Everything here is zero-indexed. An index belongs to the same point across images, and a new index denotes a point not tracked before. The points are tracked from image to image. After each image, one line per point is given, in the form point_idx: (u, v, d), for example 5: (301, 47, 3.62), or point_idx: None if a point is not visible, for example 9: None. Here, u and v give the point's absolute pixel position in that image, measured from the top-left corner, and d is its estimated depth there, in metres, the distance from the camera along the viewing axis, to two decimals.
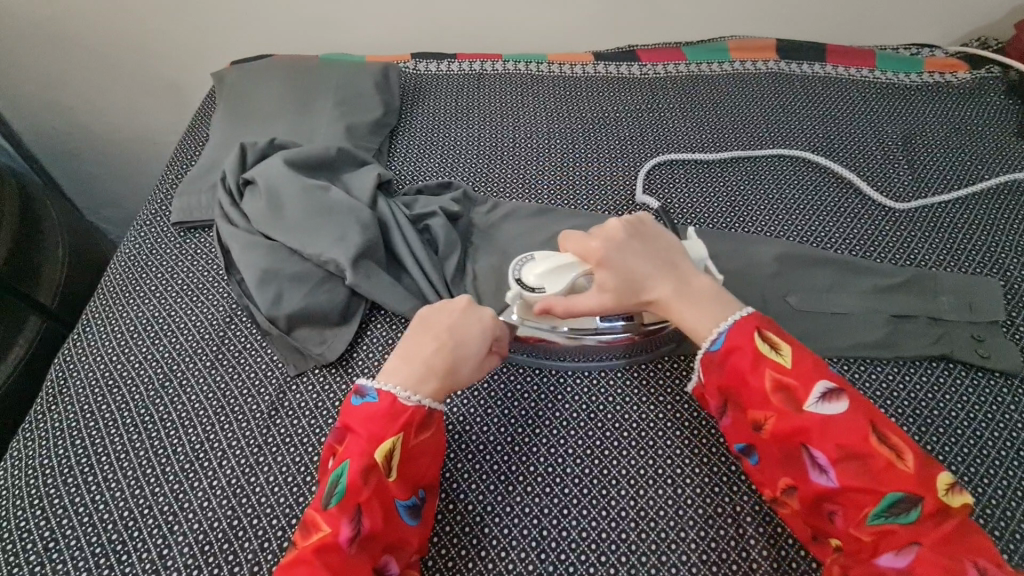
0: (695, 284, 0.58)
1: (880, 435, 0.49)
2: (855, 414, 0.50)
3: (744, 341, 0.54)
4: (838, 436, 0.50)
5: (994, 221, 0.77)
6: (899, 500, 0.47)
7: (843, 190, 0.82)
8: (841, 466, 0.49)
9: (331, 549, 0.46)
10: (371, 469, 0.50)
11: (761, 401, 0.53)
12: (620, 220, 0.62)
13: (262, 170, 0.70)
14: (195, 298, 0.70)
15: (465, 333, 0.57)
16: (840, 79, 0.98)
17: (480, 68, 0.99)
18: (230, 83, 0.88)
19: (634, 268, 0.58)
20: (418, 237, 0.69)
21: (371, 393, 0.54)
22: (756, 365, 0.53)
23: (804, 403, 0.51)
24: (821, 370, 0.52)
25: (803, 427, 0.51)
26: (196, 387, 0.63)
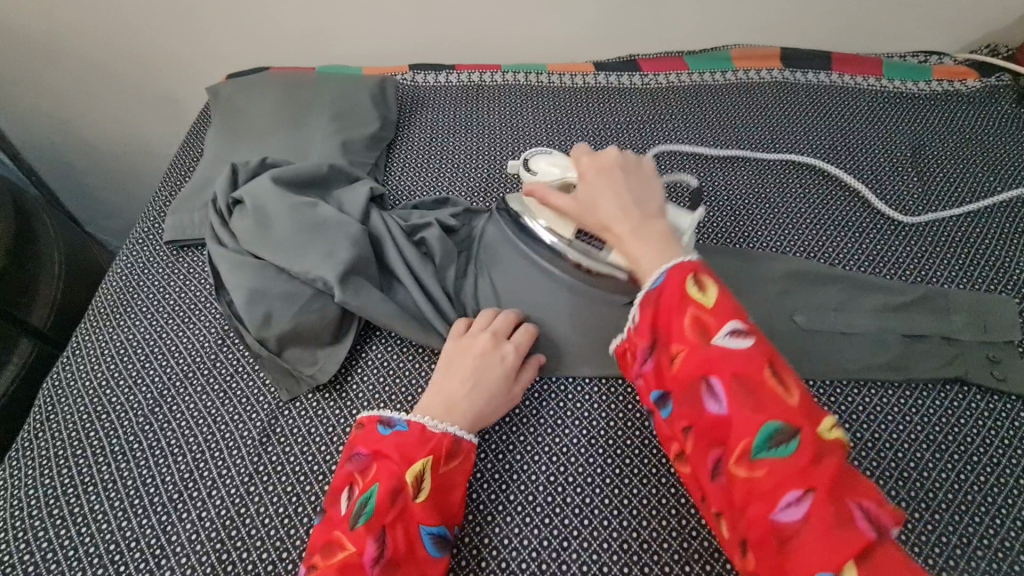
0: (654, 225, 0.55)
1: (776, 374, 0.45)
2: (759, 352, 0.46)
3: (678, 278, 0.49)
4: (739, 369, 0.45)
5: (1007, 236, 0.75)
6: (784, 434, 0.42)
7: (850, 203, 0.80)
8: (735, 400, 0.44)
9: (355, 570, 0.45)
10: (401, 491, 0.49)
11: (674, 333, 0.48)
12: (623, 153, 0.63)
13: (251, 188, 0.68)
14: (186, 319, 0.68)
15: (490, 374, 0.58)
16: (846, 88, 0.96)
17: (479, 79, 0.98)
18: (224, 97, 0.87)
19: (603, 191, 0.59)
20: (413, 253, 0.67)
21: (404, 420, 0.54)
22: (681, 299, 0.48)
23: (713, 337, 0.46)
24: (739, 311, 0.48)
25: (706, 361, 0.45)
26: (186, 413, 0.61)
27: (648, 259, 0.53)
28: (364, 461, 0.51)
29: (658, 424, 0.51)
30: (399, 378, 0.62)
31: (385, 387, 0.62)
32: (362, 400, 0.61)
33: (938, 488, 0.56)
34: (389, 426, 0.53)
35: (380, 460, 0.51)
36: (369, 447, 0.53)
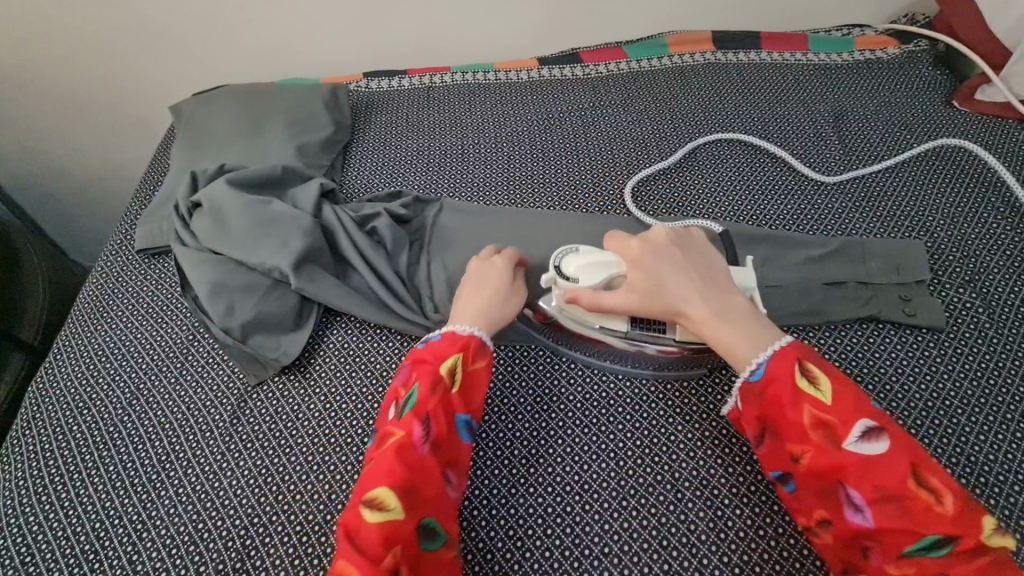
0: (735, 304, 0.56)
1: (921, 477, 0.46)
2: (895, 452, 0.47)
3: (786, 374, 0.51)
4: (875, 475, 0.47)
5: (923, 186, 0.80)
6: (937, 540, 0.44)
7: (777, 168, 0.86)
8: (879, 507, 0.46)
9: (408, 449, 0.51)
10: (439, 384, 0.55)
11: (796, 435, 0.50)
12: (667, 230, 0.61)
13: (209, 192, 0.73)
14: (159, 319, 0.73)
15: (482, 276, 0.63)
16: (775, 65, 1.02)
17: (430, 81, 1.04)
18: (187, 113, 0.92)
19: (670, 275, 0.57)
20: (364, 239, 0.72)
21: (434, 333, 0.59)
22: (795, 397, 0.50)
23: (843, 441, 0.48)
24: (862, 404, 0.49)
25: (837, 464, 0.48)
26: (162, 402, 0.66)
27: (741, 348, 0.53)
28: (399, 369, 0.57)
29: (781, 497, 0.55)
30: (358, 356, 0.68)
31: (345, 366, 0.67)
32: (325, 379, 0.66)
33: None
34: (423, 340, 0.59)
35: (416, 363, 0.57)
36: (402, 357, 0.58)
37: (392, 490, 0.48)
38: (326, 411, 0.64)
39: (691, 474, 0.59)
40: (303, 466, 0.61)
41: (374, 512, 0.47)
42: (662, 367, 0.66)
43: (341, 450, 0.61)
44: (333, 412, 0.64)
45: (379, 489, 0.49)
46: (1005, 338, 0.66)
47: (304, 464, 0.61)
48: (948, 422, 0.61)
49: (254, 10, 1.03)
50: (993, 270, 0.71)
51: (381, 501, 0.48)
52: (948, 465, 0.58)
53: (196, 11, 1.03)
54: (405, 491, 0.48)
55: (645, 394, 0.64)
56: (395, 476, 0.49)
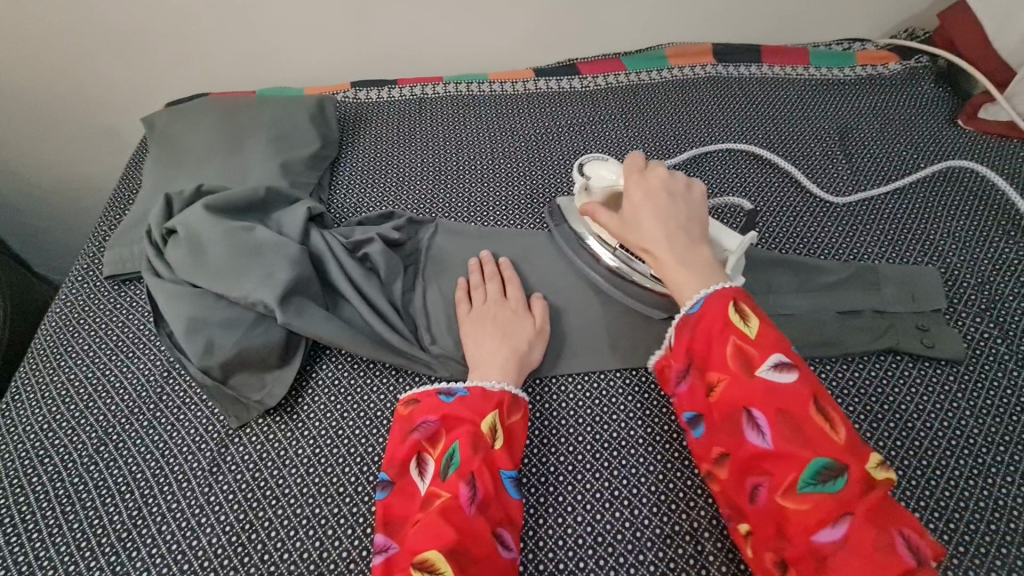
0: (697, 253, 0.58)
1: (822, 408, 0.47)
2: (803, 384, 0.48)
3: (717, 308, 0.52)
4: (781, 400, 0.47)
5: (932, 209, 0.79)
6: (829, 468, 0.45)
7: (785, 187, 0.83)
8: (780, 432, 0.46)
9: (455, 510, 0.49)
10: (480, 442, 0.54)
11: (718, 364, 0.51)
12: (670, 176, 0.64)
13: (184, 217, 0.67)
14: (130, 355, 0.67)
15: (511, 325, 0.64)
16: (777, 79, 0.99)
17: (421, 93, 0.99)
18: (161, 126, 0.86)
19: (647, 216, 0.60)
20: (356, 267, 0.67)
21: (462, 386, 0.59)
22: (722, 329, 0.51)
23: (757, 369, 0.49)
24: (781, 342, 0.50)
25: (748, 391, 0.48)
26: (134, 450, 0.60)
27: (685, 284, 0.56)
28: (435, 427, 0.56)
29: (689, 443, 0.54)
30: (350, 396, 0.63)
31: (337, 406, 0.62)
32: (315, 422, 0.61)
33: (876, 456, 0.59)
34: (450, 394, 0.58)
35: (453, 422, 0.56)
36: (436, 414, 0.57)
37: (445, 553, 0.46)
38: (315, 457, 0.59)
39: (711, 523, 0.55)
40: (290, 521, 0.56)
41: None
42: (676, 404, 0.62)
43: (332, 502, 0.57)
44: (323, 458, 0.59)
45: (431, 552, 0.47)
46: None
47: (292, 518, 0.56)
48: (974, 461, 0.58)
49: (233, 16, 0.97)
50: (1009, 299, 0.69)
51: (433, 565, 0.46)
52: (976, 508, 0.55)
53: (170, 15, 0.96)
54: (457, 554, 0.47)
55: (659, 434, 0.61)
56: (448, 538, 0.47)
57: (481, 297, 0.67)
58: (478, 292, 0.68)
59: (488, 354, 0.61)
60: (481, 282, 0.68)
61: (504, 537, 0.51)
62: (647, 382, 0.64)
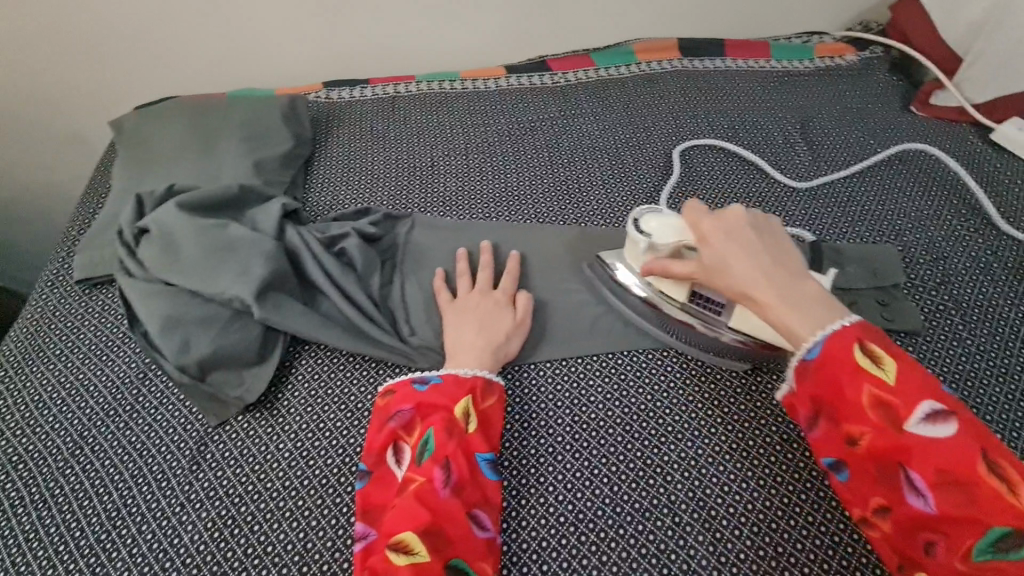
0: (804, 288, 0.52)
1: (992, 462, 0.42)
2: (965, 437, 0.43)
3: (844, 353, 0.48)
4: (939, 459, 0.43)
5: (889, 191, 0.83)
6: (1009, 536, 0.40)
7: (750, 174, 0.86)
8: (941, 493, 0.43)
9: (430, 494, 0.51)
10: (454, 428, 0.55)
11: (856, 414, 0.48)
12: (746, 207, 0.59)
13: (156, 216, 0.66)
14: (104, 357, 0.66)
15: (489, 319, 0.65)
16: (741, 72, 1.03)
17: (394, 91, 0.99)
18: (130, 129, 0.85)
19: (736, 252, 0.55)
20: (333, 261, 0.67)
21: (437, 374, 0.60)
22: (854, 376, 0.48)
23: (905, 423, 0.45)
24: (931, 386, 0.46)
25: (897, 446, 0.45)
26: (110, 452, 0.60)
27: (800, 325, 0.51)
28: (410, 415, 0.57)
29: (838, 486, 0.52)
30: (331, 389, 0.63)
31: (317, 400, 0.62)
32: (295, 416, 0.61)
33: None
34: (423, 381, 0.59)
35: (426, 409, 0.57)
36: (410, 402, 0.58)
37: (417, 534, 0.49)
38: (297, 451, 0.59)
39: (687, 495, 0.57)
40: (273, 514, 0.56)
41: (401, 555, 0.48)
42: (651, 384, 0.64)
43: (315, 494, 0.57)
44: (304, 451, 0.59)
45: (404, 534, 0.49)
46: (978, 339, 0.67)
47: (275, 511, 0.56)
48: None
49: (201, 17, 0.96)
50: (961, 273, 0.73)
51: (407, 545, 0.48)
52: None
53: (136, 18, 0.95)
54: (431, 534, 0.49)
55: (635, 413, 0.62)
56: (421, 520, 0.49)
57: (463, 289, 0.68)
58: (462, 282, 0.69)
59: (463, 342, 0.62)
60: (466, 271, 0.70)
61: (480, 517, 0.52)
62: (624, 364, 0.66)
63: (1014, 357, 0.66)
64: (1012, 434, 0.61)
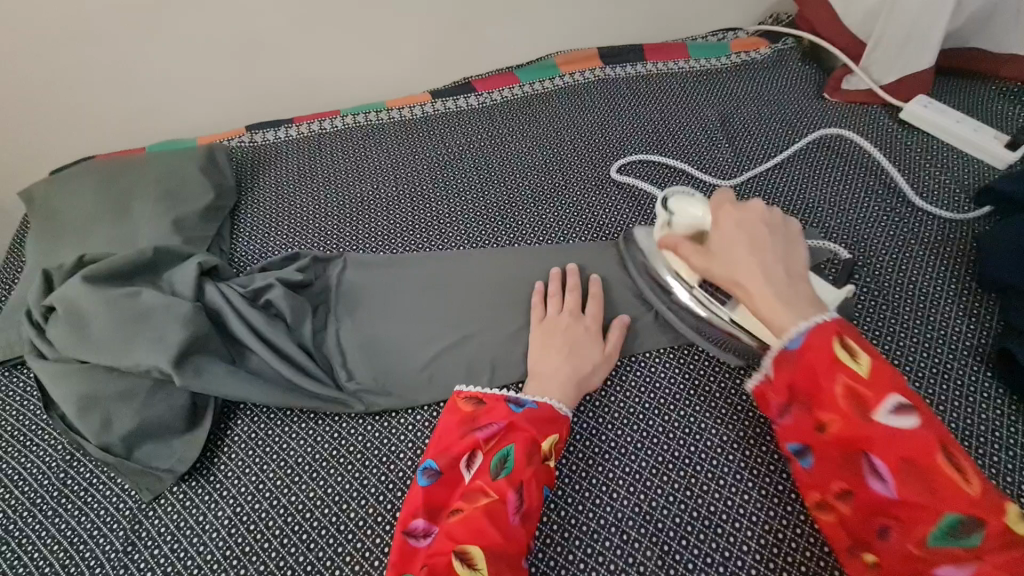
0: (799, 288, 0.55)
1: (951, 455, 0.45)
2: (928, 429, 0.46)
3: (825, 345, 0.50)
4: (905, 448, 0.45)
5: (808, 178, 0.85)
6: (962, 523, 0.43)
7: (676, 179, 0.88)
8: (904, 480, 0.45)
9: (502, 514, 0.50)
10: (536, 453, 0.55)
11: (826, 403, 0.49)
12: (767, 206, 0.60)
13: (63, 291, 0.64)
14: (26, 442, 0.63)
15: (581, 344, 0.65)
16: (661, 74, 1.05)
17: (319, 128, 0.98)
18: (41, 198, 0.82)
19: (745, 247, 0.57)
20: (259, 316, 0.66)
21: (531, 399, 0.59)
22: (831, 366, 0.49)
23: (875, 412, 0.47)
24: (899, 382, 0.48)
25: (866, 435, 0.47)
26: (37, 544, 0.57)
27: (780, 318, 0.53)
28: (495, 430, 0.56)
29: (798, 471, 0.54)
30: (268, 447, 0.62)
31: (254, 461, 0.61)
32: (233, 480, 0.60)
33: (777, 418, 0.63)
34: (519, 404, 0.58)
35: (511, 427, 0.56)
36: (501, 419, 0.57)
37: (484, 551, 0.48)
38: (237, 516, 0.58)
39: (633, 510, 0.58)
40: None
41: (464, 566, 0.47)
42: (591, 401, 0.65)
43: (258, 560, 0.55)
44: (245, 516, 0.58)
45: (472, 546, 0.49)
46: (902, 317, 0.70)
47: None
48: None
49: (110, 73, 0.94)
50: (883, 252, 0.76)
51: (472, 558, 0.48)
52: None
53: (40, 81, 0.92)
54: (494, 556, 0.48)
55: (578, 433, 0.63)
56: (488, 539, 0.49)
57: (557, 309, 0.68)
58: (553, 303, 0.69)
59: (554, 374, 0.62)
60: (558, 291, 0.69)
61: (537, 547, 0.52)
62: None
63: (936, 330, 0.69)
64: (938, 406, 0.63)
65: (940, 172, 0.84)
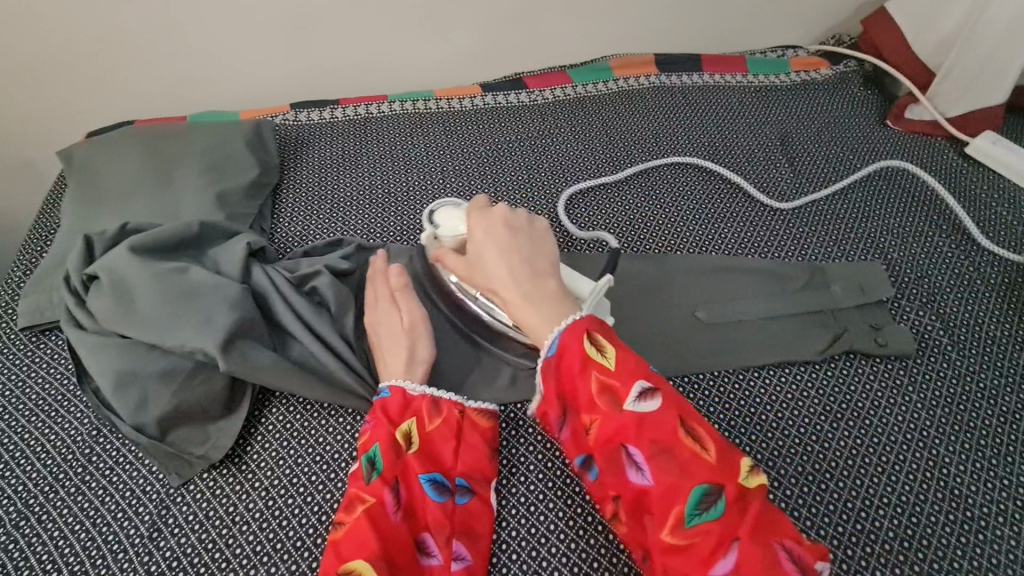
0: (544, 288, 0.55)
1: (690, 429, 0.47)
2: (667, 408, 0.48)
3: (576, 344, 0.51)
4: (652, 431, 0.47)
5: (871, 207, 0.83)
6: (707, 493, 0.45)
7: (733, 195, 0.85)
8: (656, 465, 0.46)
9: (382, 516, 0.50)
10: (397, 447, 0.55)
11: (586, 403, 0.49)
12: (510, 209, 0.60)
13: (107, 260, 0.62)
14: (52, 413, 0.61)
15: (389, 330, 0.62)
16: (719, 87, 1.02)
17: (366, 112, 0.95)
18: (80, 160, 0.79)
19: (493, 256, 0.57)
20: (305, 302, 0.63)
21: (384, 386, 0.58)
22: (584, 366, 0.50)
23: (623, 402, 0.48)
24: (642, 366, 0.49)
25: (622, 428, 0.48)
26: (59, 522, 0.54)
27: (534, 324, 0.54)
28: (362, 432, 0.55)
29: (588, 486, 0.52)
30: (304, 439, 0.59)
31: (289, 452, 0.58)
32: (266, 471, 0.57)
33: (835, 456, 0.60)
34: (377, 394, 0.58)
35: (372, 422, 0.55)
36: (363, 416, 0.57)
37: (370, 561, 0.47)
38: (269, 511, 0.55)
39: None
40: None
41: None
42: None
43: (289, 559, 0.52)
44: (276, 510, 0.55)
45: (356, 560, 0.47)
46: (967, 360, 0.67)
47: None
48: (928, 452, 0.60)
49: (156, 37, 0.91)
50: (947, 290, 0.73)
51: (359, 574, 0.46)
52: (934, 501, 0.57)
53: (86, 41, 0.90)
54: (383, 563, 0.47)
55: None
56: (372, 547, 0.48)
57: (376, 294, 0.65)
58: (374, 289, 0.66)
59: (389, 360, 0.60)
60: (378, 277, 0.66)
61: (426, 542, 0.51)
62: None
63: (1003, 377, 0.66)
64: (1004, 456, 0.60)
65: (1007, 212, 0.81)
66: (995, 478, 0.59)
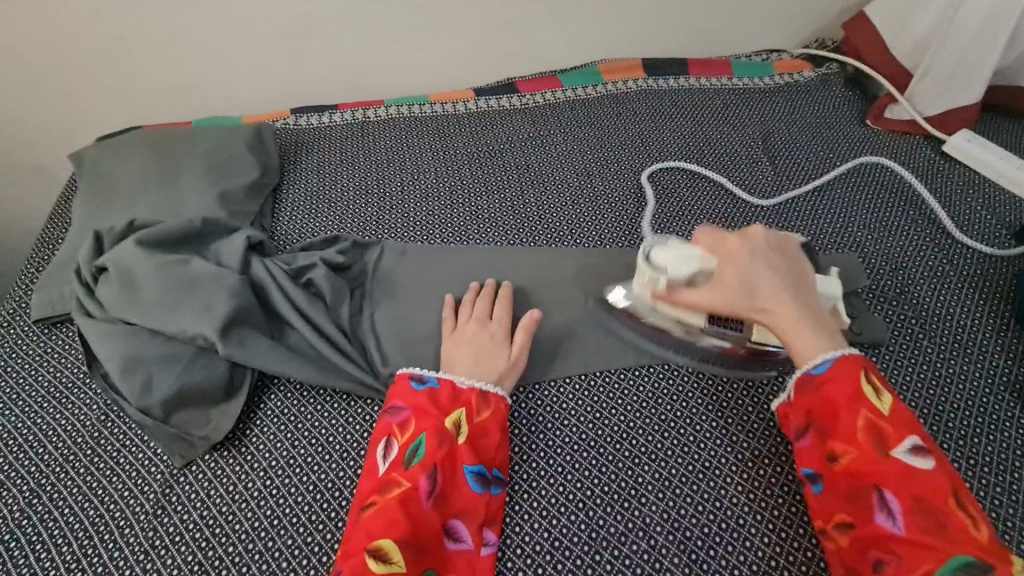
0: (815, 311, 0.57)
1: (961, 501, 0.47)
2: (942, 474, 0.48)
3: (849, 378, 0.53)
4: (918, 487, 0.48)
5: (850, 202, 0.85)
6: (969, 565, 0.44)
7: (715, 193, 0.88)
8: (912, 516, 0.47)
9: (415, 501, 0.53)
10: (445, 435, 0.57)
11: (846, 434, 0.52)
12: (764, 231, 0.62)
13: (115, 253, 0.66)
14: (63, 399, 0.64)
15: (489, 351, 0.63)
16: (704, 89, 1.05)
17: (363, 116, 0.99)
18: (90, 162, 0.83)
19: (762, 276, 0.57)
20: (302, 294, 0.67)
21: (433, 375, 0.61)
22: (853, 401, 0.53)
23: (893, 448, 0.50)
24: (918, 427, 0.51)
25: (880, 469, 0.49)
26: (69, 499, 0.58)
27: (812, 345, 0.56)
28: (410, 418, 0.58)
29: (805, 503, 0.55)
30: (300, 423, 0.62)
31: (286, 435, 0.61)
32: (264, 453, 0.60)
33: None
34: (422, 381, 0.61)
35: (421, 410, 0.58)
36: (409, 401, 0.59)
37: (398, 543, 0.50)
38: (267, 490, 0.58)
39: (663, 517, 0.57)
40: (243, 558, 0.54)
41: (379, 562, 0.48)
42: (626, 406, 0.64)
43: (286, 534, 0.55)
44: (274, 489, 0.58)
45: (386, 541, 0.50)
46: (939, 348, 0.69)
47: (245, 555, 0.54)
48: None
49: (163, 46, 0.95)
50: (921, 281, 0.76)
51: (386, 552, 0.49)
52: None
53: (97, 50, 0.94)
54: (411, 546, 0.50)
55: (610, 433, 0.62)
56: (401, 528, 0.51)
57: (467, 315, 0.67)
58: (465, 309, 0.68)
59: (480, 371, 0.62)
60: (472, 299, 0.69)
61: (456, 527, 0.54)
62: (596, 386, 0.66)
63: (974, 364, 0.68)
64: (972, 438, 0.63)
65: (981, 207, 0.84)
66: (962, 459, 0.61)
